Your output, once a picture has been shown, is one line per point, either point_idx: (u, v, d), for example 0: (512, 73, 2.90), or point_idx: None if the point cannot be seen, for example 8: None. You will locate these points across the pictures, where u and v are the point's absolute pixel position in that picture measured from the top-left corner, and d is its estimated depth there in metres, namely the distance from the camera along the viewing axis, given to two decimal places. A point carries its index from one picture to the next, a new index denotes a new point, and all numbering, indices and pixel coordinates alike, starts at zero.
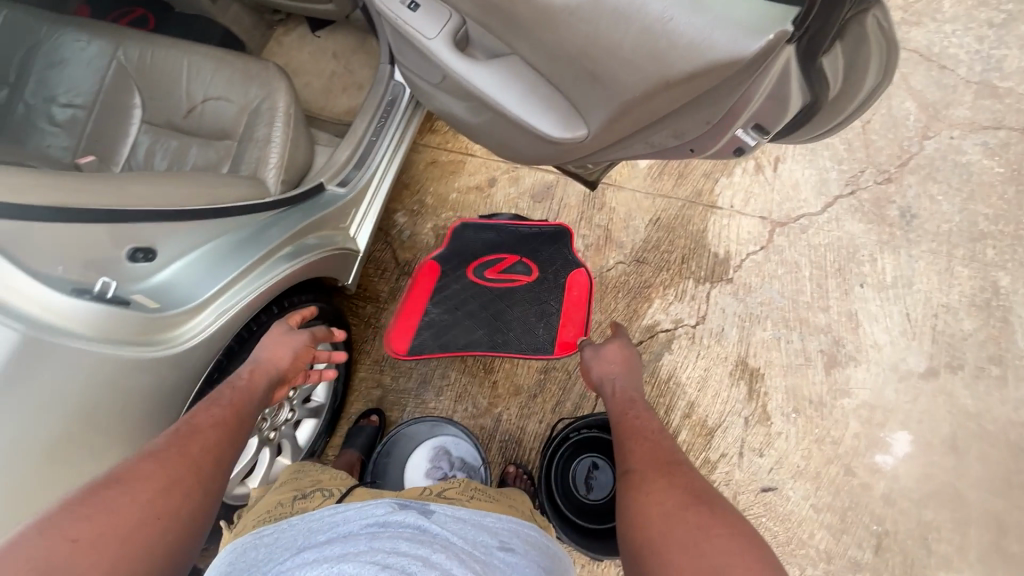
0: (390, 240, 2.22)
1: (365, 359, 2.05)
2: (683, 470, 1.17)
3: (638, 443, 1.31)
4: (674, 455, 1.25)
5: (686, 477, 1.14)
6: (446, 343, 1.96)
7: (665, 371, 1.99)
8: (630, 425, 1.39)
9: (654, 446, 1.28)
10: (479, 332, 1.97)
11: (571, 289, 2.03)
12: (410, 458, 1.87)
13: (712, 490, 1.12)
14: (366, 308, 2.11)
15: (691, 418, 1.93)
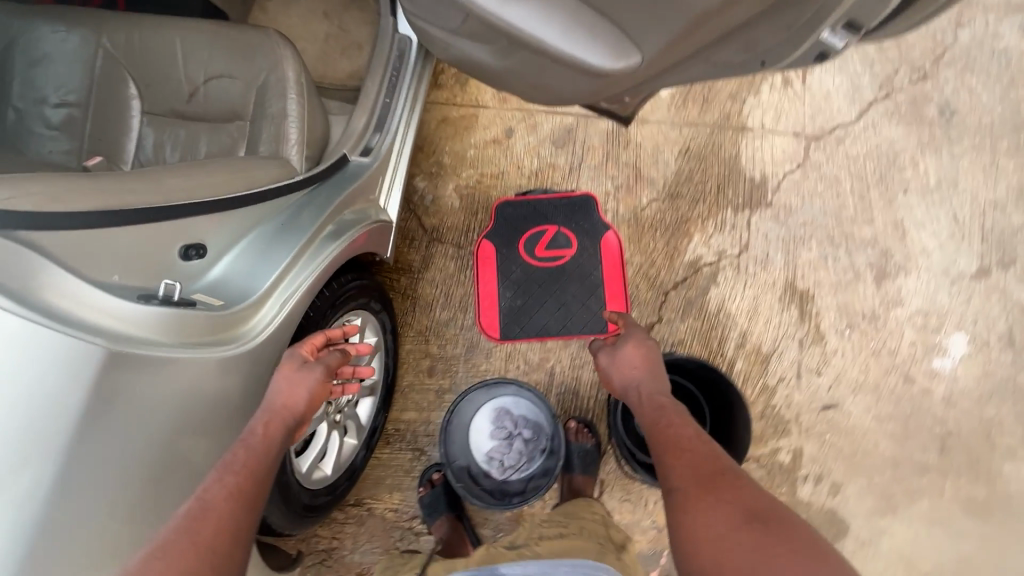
0: (414, 207, 2.14)
1: (409, 333, 2.03)
2: (733, 481, 1.13)
3: (683, 453, 1.23)
4: (719, 461, 1.20)
5: (741, 492, 1.09)
6: (512, 327, 2.01)
7: (714, 305, 1.96)
8: (668, 433, 1.30)
9: (699, 458, 1.21)
10: (540, 311, 2.02)
11: (616, 253, 2.05)
12: (471, 422, 1.88)
13: (766, 497, 1.09)
14: (401, 281, 2.07)
15: (745, 348, 1.91)
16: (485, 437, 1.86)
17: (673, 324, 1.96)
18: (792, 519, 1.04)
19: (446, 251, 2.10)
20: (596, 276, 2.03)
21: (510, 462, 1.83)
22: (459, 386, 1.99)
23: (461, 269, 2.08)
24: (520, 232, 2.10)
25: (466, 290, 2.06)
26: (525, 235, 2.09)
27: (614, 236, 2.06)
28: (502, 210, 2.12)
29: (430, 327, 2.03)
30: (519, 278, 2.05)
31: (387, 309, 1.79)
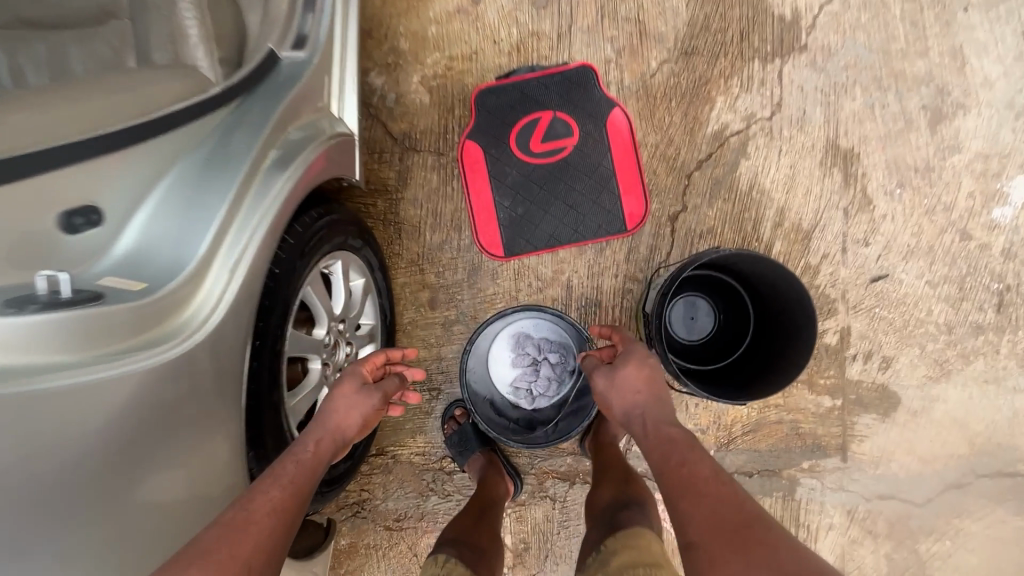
0: (376, 113, 1.77)
1: (399, 264, 1.78)
2: (762, 533, 0.88)
3: (702, 497, 0.98)
4: (746, 505, 0.95)
5: (775, 554, 0.83)
6: (517, 240, 1.74)
7: (746, 182, 1.68)
8: (682, 471, 1.04)
9: (720, 505, 0.96)
10: (547, 217, 1.73)
11: (627, 135, 1.72)
12: (491, 351, 1.68)
13: (811, 559, 0.82)
14: (378, 205, 1.77)
15: (784, 226, 1.68)
16: (508, 366, 1.68)
17: (700, 210, 1.70)
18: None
19: (425, 162, 1.78)
20: (607, 166, 1.72)
21: (540, 390, 1.65)
22: (467, 315, 1.76)
23: (447, 180, 1.77)
24: (510, 125, 1.75)
25: (456, 205, 1.76)
26: (516, 128, 1.75)
27: (622, 114, 1.71)
28: (485, 99, 1.75)
29: (422, 254, 1.77)
30: (517, 181, 1.75)
31: (368, 242, 1.51)
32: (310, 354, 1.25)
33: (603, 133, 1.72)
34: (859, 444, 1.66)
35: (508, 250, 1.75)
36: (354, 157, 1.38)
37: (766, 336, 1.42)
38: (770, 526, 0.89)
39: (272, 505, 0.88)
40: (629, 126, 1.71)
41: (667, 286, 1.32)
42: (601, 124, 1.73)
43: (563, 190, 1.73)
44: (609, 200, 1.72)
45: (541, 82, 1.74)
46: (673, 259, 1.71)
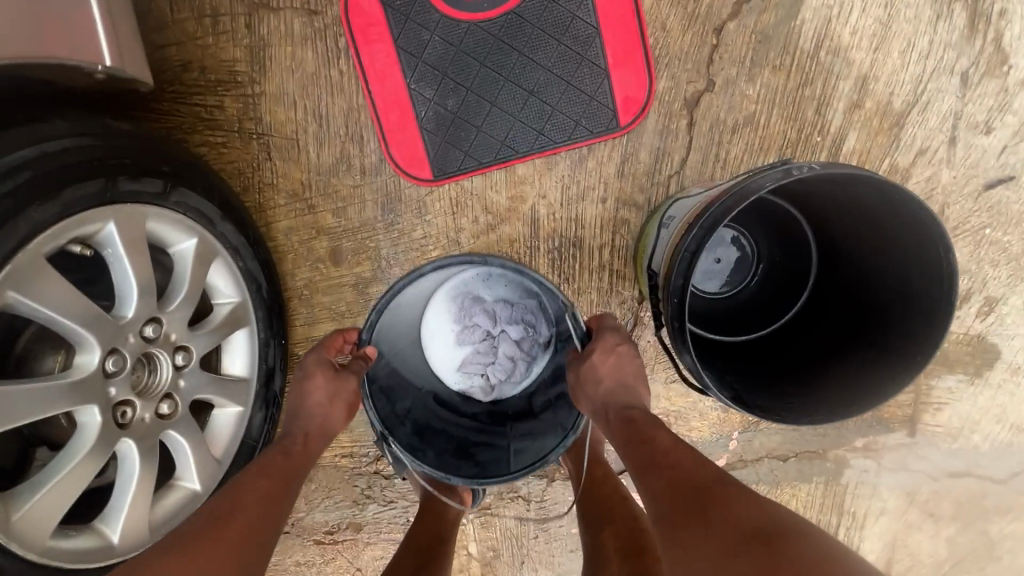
0: None
1: (277, 201, 1.16)
2: (719, 486, 0.70)
3: (666, 467, 0.77)
4: (711, 468, 0.75)
5: (734, 503, 0.67)
6: (452, 152, 1.12)
7: (811, 35, 1.05)
8: (642, 447, 0.82)
9: (683, 467, 0.76)
10: (496, 113, 1.10)
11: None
12: (424, 324, 1.10)
13: (767, 507, 0.66)
14: (227, 107, 1.12)
15: (864, 107, 1.07)
16: (453, 342, 1.08)
17: (735, 88, 1.08)
18: (815, 539, 0.60)
19: (290, 29, 1.08)
20: (587, 20, 1.06)
21: (501, 376, 1.08)
22: (388, 269, 1.20)
23: (329, 59, 1.09)
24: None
25: (349, 100, 1.11)
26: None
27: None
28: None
29: (308, 182, 1.15)
30: (443, 53, 1.08)
31: (185, 178, 0.86)
32: (60, 403, 0.73)
33: None
34: (934, 413, 1.23)
35: (439, 171, 1.13)
36: (89, 16, 0.71)
37: (839, 296, 0.92)
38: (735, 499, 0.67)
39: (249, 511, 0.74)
40: None
41: (698, 243, 0.76)
42: None
43: (519, 64, 1.07)
44: (592, 78, 1.08)
45: None
46: (692, 170, 1.11)
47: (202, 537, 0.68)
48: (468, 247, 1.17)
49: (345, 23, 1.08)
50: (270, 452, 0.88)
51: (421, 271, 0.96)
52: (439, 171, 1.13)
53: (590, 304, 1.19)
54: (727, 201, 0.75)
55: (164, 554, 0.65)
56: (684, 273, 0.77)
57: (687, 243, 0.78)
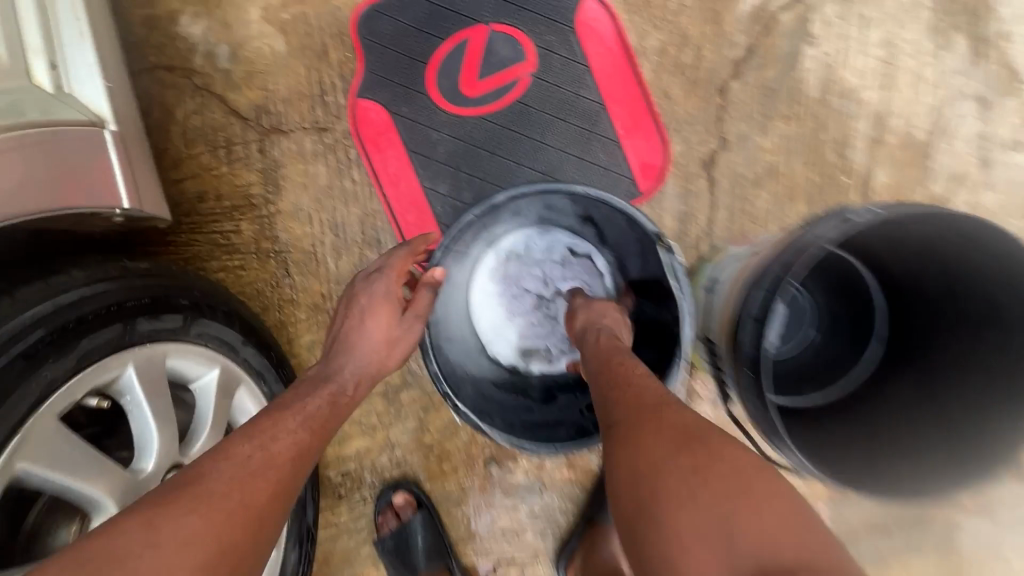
0: (207, 82, 1.09)
1: (298, 315, 1.12)
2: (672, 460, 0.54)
3: (619, 443, 0.60)
4: (670, 428, 0.58)
5: (686, 424, 0.58)
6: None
7: (817, 83, 1.04)
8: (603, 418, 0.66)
9: (646, 430, 0.59)
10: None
11: (613, 42, 1.06)
12: (473, 296, 0.99)
13: (735, 476, 0.51)
14: (244, 229, 1.11)
15: (886, 142, 1.05)
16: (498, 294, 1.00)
17: (750, 143, 1.06)
18: (783, 524, 0.47)
19: (301, 148, 1.10)
20: (591, 98, 1.06)
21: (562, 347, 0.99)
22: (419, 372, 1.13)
23: (341, 171, 1.10)
24: (425, 62, 1.07)
25: (364, 207, 1.10)
26: (435, 63, 1.07)
27: (598, 10, 1.05)
28: (376, 25, 1.07)
29: (328, 293, 1.12)
30: (453, 148, 1.08)
31: (204, 308, 0.82)
32: None
33: (573, 44, 1.06)
34: None
35: None
36: (105, 163, 0.69)
37: (918, 343, 0.84)
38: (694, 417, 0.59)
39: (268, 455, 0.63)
40: (613, 26, 1.05)
41: (764, 307, 0.69)
42: (567, 29, 1.06)
43: (530, 150, 1.07)
44: (604, 151, 1.07)
45: None
46: (721, 228, 1.07)
47: (256, 443, 0.64)
48: None
49: (354, 134, 1.09)
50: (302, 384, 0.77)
51: (492, 201, 0.86)
52: None
53: None
54: (786, 257, 0.69)
55: (196, 483, 0.57)
56: (754, 341, 0.70)
57: (746, 307, 0.72)
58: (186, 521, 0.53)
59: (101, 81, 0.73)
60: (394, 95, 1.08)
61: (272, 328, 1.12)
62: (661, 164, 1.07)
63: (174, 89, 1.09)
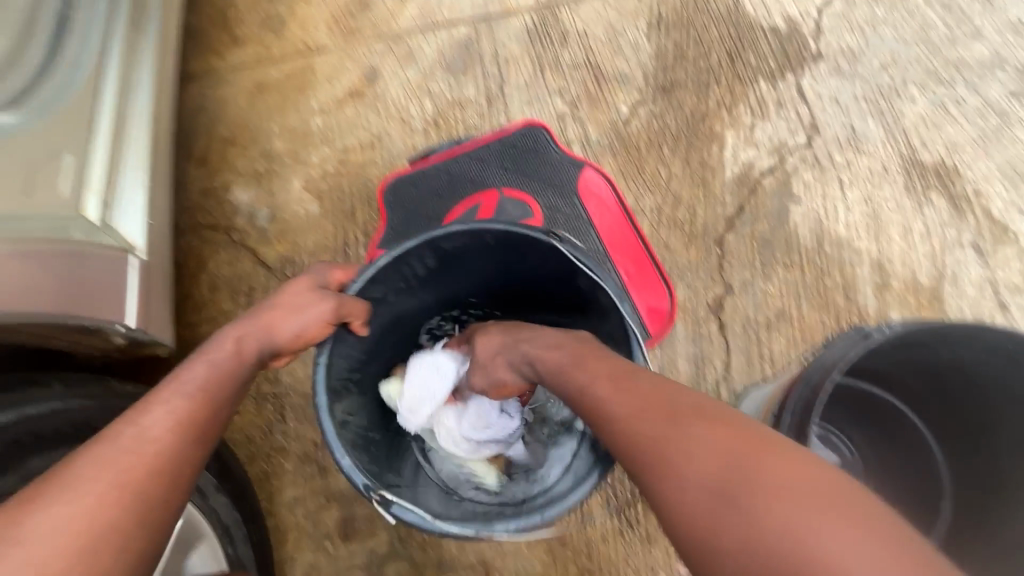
0: (244, 237, 1.20)
1: (285, 465, 1.04)
2: (710, 494, 0.46)
3: (653, 458, 0.51)
4: (708, 434, 0.50)
5: (693, 452, 0.49)
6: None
7: (811, 234, 1.10)
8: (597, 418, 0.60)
9: (660, 446, 0.51)
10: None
11: (613, 203, 1.13)
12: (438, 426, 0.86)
13: (795, 489, 0.44)
14: (247, 371, 1.10)
15: (893, 287, 1.06)
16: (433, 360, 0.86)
17: (755, 288, 1.08)
18: (871, 541, 0.40)
19: None
20: (595, 251, 1.12)
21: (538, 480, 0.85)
22: (408, 539, 0.98)
23: None
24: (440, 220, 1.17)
25: None
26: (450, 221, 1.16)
27: (598, 178, 1.15)
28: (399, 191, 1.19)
29: (322, 440, 1.05)
30: None
31: None
32: None
33: (576, 203, 1.14)
34: None
35: None
36: (120, 285, 0.78)
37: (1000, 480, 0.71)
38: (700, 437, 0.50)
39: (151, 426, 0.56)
40: (611, 187, 1.14)
41: (798, 436, 0.61)
42: (570, 191, 1.15)
43: None
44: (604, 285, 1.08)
45: (477, 153, 1.19)
46: (737, 371, 1.03)
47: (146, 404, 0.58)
48: None
49: None
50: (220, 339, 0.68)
51: (375, 264, 0.75)
52: None
53: (667, 552, 0.95)
54: (811, 378, 0.63)
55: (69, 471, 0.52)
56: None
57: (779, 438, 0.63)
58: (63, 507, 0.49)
59: (144, 221, 0.84)
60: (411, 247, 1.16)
61: (256, 481, 1.03)
62: (670, 308, 1.06)
63: (212, 243, 1.20)
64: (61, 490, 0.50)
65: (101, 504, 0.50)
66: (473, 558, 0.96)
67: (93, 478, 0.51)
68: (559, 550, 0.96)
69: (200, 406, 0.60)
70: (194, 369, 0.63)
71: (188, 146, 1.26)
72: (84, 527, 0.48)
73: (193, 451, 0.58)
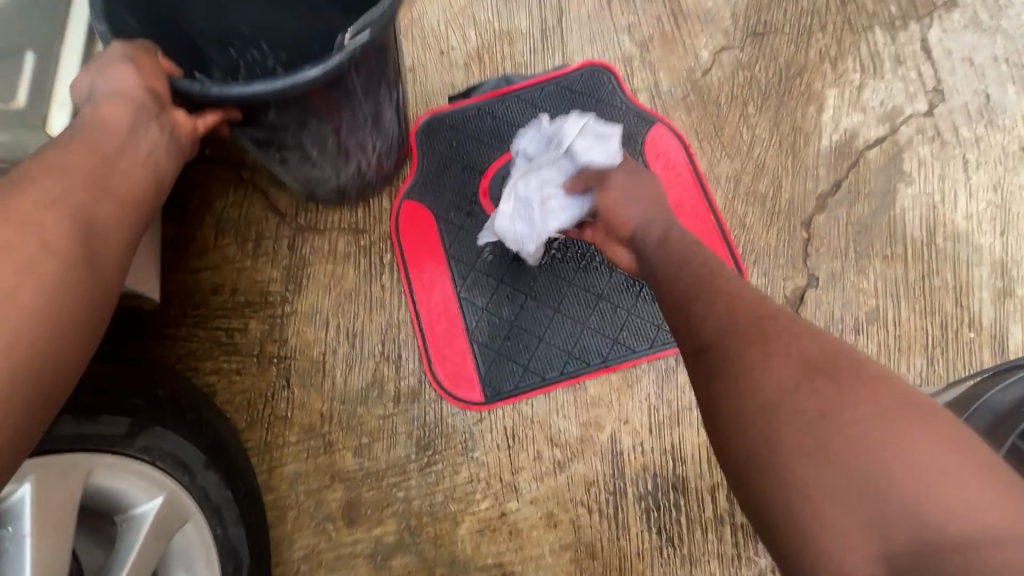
0: (254, 176, 1.05)
1: (288, 436, 0.93)
2: (844, 403, 0.41)
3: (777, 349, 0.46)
4: (807, 350, 0.46)
5: (794, 358, 0.45)
6: (510, 368, 0.93)
7: (920, 222, 0.92)
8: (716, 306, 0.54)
9: (788, 341, 0.47)
10: (560, 317, 0.94)
11: (684, 166, 0.98)
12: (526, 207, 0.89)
13: (894, 436, 0.39)
14: (251, 328, 0.98)
15: (1017, 295, 0.87)
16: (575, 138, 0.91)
17: (845, 282, 0.91)
18: (974, 499, 0.36)
19: (333, 248, 1.01)
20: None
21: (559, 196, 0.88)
22: (421, 530, 0.88)
23: (371, 275, 0.99)
24: (479, 172, 1.02)
25: (389, 317, 0.97)
26: (491, 173, 1.02)
27: (666, 137, 0.99)
28: (435, 133, 1.04)
29: (329, 413, 0.94)
30: (500, 260, 0.97)
31: (169, 416, 0.69)
32: None
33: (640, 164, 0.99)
34: None
35: (498, 391, 0.92)
36: None
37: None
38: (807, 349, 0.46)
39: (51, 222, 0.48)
40: (682, 147, 0.99)
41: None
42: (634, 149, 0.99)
43: (588, 269, 0.95)
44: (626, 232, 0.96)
45: (529, 98, 1.04)
46: None
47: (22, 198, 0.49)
48: (529, 495, 0.87)
49: (395, 238, 1.00)
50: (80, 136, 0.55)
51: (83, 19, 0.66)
52: (499, 389, 0.92)
53: None
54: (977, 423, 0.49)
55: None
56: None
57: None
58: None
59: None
60: (443, 199, 1.01)
61: (254, 450, 0.92)
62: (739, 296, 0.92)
63: (219, 180, 1.06)
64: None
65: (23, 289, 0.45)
66: (488, 561, 0.86)
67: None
68: (586, 562, 0.84)
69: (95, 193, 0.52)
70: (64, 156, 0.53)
71: None
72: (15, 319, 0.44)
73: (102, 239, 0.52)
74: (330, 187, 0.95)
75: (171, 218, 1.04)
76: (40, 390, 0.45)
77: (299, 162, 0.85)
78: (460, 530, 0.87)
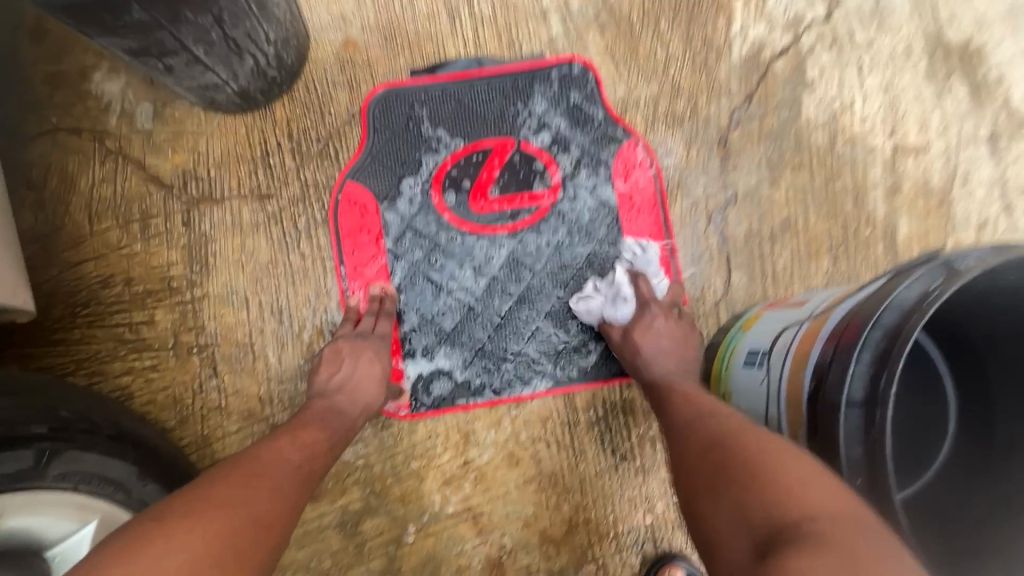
0: (122, 145, 0.90)
1: (227, 426, 0.88)
2: (772, 484, 0.50)
3: (748, 475, 0.52)
4: (776, 464, 0.52)
5: (753, 459, 0.54)
6: (441, 378, 0.90)
7: (823, 129, 0.96)
8: (710, 438, 0.60)
9: (745, 460, 0.54)
10: (523, 322, 0.92)
11: (649, 185, 0.95)
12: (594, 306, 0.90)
13: (808, 475, 0.49)
14: (159, 322, 0.88)
15: (904, 190, 0.96)
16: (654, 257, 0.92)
17: (761, 195, 0.95)
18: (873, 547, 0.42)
19: (236, 219, 0.90)
20: (616, 222, 0.94)
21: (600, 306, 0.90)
22: (386, 491, 0.88)
23: (288, 243, 0.91)
24: (433, 163, 0.93)
25: (317, 287, 0.91)
26: (448, 166, 0.93)
27: (641, 143, 0.95)
28: (391, 110, 0.93)
29: (268, 395, 0.89)
30: (436, 268, 0.92)
31: (78, 435, 0.61)
32: None
33: (600, 179, 0.95)
34: None
35: (425, 404, 0.90)
36: None
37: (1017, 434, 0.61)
38: (747, 456, 0.54)
39: (310, 436, 0.71)
40: (653, 163, 0.95)
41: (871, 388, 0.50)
42: (592, 160, 0.95)
43: (533, 273, 0.93)
44: (579, 267, 0.93)
45: (493, 87, 0.95)
46: (739, 290, 0.94)
47: (292, 443, 0.68)
48: (488, 440, 0.90)
49: (331, 217, 0.92)
50: (306, 416, 0.75)
51: None
52: (426, 402, 0.90)
53: (663, 483, 0.90)
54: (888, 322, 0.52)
55: (233, 471, 0.60)
56: (861, 439, 0.51)
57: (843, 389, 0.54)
58: (259, 462, 0.63)
59: None
60: (392, 195, 0.93)
61: (190, 447, 0.86)
62: (677, 316, 0.93)
63: (80, 152, 0.90)
64: (304, 442, 0.70)
65: (293, 482, 0.63)
66: (458, 508, 0.88)
67: (214, 503, 0.55)
68: (550, 490, 0.89)
69: (332, 431, 0.74)
70: (336, 399, 0.79)
71: (18, 14, 0.89)
72: (297, 474, 0.64)
73: (285, 516, 0.59)
74: (231, 94, 0.84)
75: (27, 204, 0.88)
76: (218, 508, 0.54)
77: (187, 68, 0.75)
78: (426, 484, 0.89)
